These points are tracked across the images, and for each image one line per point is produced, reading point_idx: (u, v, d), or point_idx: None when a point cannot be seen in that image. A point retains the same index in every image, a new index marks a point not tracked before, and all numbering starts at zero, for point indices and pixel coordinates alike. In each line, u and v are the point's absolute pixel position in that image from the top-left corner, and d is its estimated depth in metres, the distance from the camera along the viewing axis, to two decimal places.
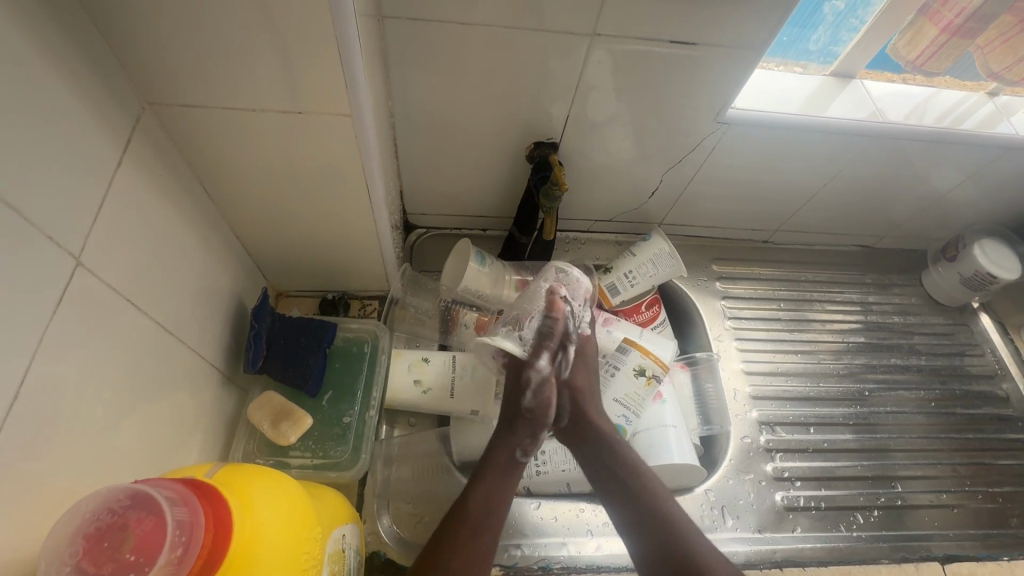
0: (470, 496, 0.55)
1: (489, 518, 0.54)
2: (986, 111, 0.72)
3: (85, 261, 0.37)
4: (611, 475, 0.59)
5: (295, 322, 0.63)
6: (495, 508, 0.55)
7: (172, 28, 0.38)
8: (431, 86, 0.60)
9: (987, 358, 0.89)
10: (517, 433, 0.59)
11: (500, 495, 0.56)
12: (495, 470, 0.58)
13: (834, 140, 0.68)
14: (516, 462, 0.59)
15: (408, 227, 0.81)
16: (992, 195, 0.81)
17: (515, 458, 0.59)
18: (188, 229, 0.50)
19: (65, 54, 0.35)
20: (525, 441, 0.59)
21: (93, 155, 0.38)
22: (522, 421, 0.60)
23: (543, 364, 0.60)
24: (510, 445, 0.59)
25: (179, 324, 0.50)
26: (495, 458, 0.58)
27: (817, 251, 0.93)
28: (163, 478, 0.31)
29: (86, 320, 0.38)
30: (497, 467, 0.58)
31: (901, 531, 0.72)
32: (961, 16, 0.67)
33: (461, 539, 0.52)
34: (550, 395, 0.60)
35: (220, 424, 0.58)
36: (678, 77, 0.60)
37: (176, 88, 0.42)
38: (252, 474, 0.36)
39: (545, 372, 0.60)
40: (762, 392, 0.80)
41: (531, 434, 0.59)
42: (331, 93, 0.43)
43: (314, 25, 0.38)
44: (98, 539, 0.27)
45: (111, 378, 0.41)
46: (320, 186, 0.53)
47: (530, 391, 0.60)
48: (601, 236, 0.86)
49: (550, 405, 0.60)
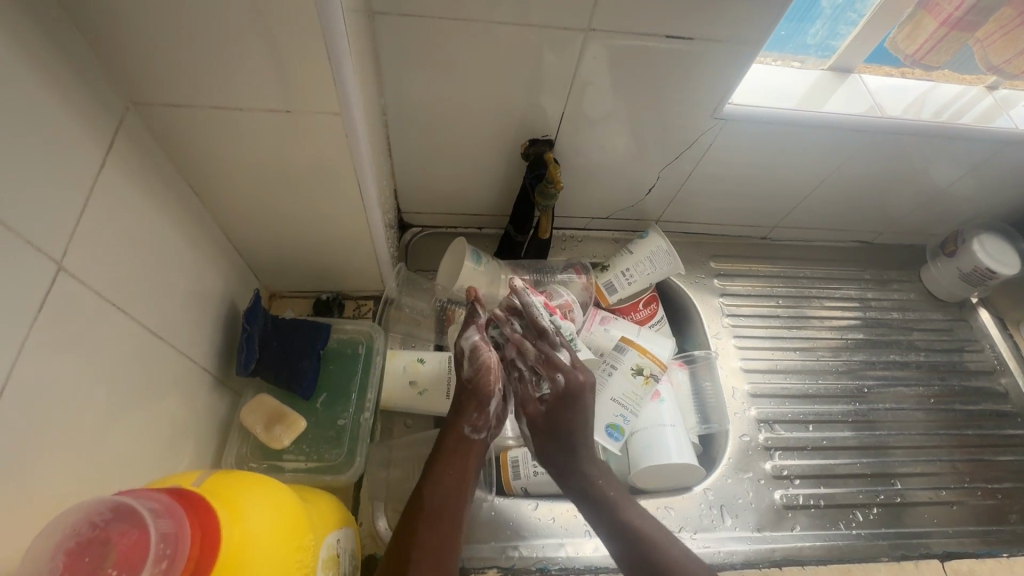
0: (431, 484, 0.53)
1: (448, 503, 0.53)
2: (985, 105, 0.71)
3: (68, 265, 0.36)
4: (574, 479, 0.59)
5: (289, 323, 0.62)
6: (451, 489, 0.54)
7: (154, 26, 0.37)
8: (424, 84, 0.59)
9: (986, 354, 0.88)
10: (464, 409, 0.58)
11: (457, 479, 0.55)
12: (445, 450, 0.56)
13: (833, 135, 0.68)
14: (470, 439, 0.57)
15: (403, 226, 0.80)
16: (991, 190, 0.80)
17: (464, 434, 0.57)
18: (176, 232, 0.49)
19: (44, 52, 0.34)
20: (468, 413, 0.58)
21: (75, 157, 0.37)
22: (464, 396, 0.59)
23: (473, 333, 0.60)
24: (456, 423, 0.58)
25: (168, 328, 0.49)
26: (447, 439, 0.57)
27: (815, 248, 0.92)
28: (147, 490, 0.30)
29: (71, 326, 0.37)
30: (452, 448, 0.56)
31: (900, 529, 0.72)
32: (961, 9, 0.66)
33: (423, 533, 0.50)
34: (484, 358, 0.58)
35: (212, 428, 0.57)
36: (675, 73, 0.59)
37: (160, 87, 0.41)
38: (241, 481, 0.36)
39: (474, 339, 0.60)
40: (760, 389, 0.80)
41: (474, 404, 0.57)
42: (321, 91, 0.42)
43: (300, 21, 0.37)
44: (78, 554, 0.26)
45: (98, 384, 0.40)
46: (310, 185, 0.52)
47: (465, 359, 0.59)
48: (599, 234, 0.85)
49: (488, 367, 0.58)
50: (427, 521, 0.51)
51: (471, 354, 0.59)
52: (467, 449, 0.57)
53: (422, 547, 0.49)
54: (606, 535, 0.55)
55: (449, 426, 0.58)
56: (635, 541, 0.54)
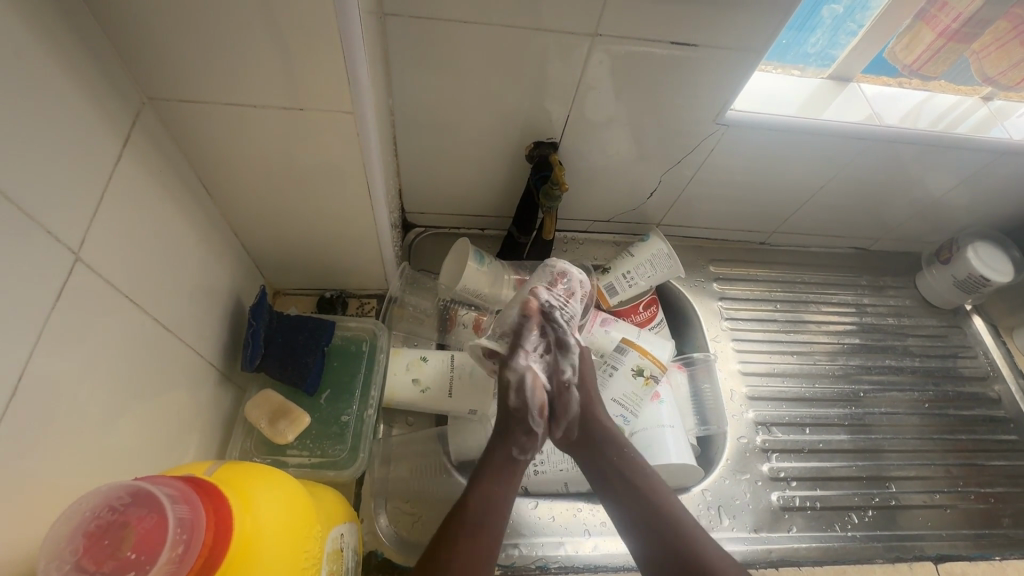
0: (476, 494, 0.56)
1: (488, 516, 0.54)
2: (980, 115, 0.73)
3: (83, 256, 0.37)
4: (603, 470, 0.60)
5: (294, 319, 0.63)
6: (495, 500, 0.56)
7: (173, 22, 0.37)
8: (432, 85, 0.60)
9: (980, 361, 0.89)
10: (511, 434, 0.60)
11: (499, 491, 0.57)
12: (494, 466, 0.58)
13: (832, 142, 0.69)
14: (515, 461, 0.59)
15: (407, 226, 0.81)
16: (986, 199, 0.81)
17: (512, 456, 0.59)
18: (186, 226, 0.49)
19: (67, 47, 0.35)
20: (518, 438, 0.60)
21: (93, 149, 0.37)
22: (511, 422, 0.60)
23: (520, 361, 0.61)
24: (506, 446, 0.59)
25: (177, 321, 0.49)
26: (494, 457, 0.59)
27: (813, 253, 0.93)
28: (163, 477, 0.31)
29: (84, 315, 0.37)
30: (494, 464, 0.59)
31: (894, 531, 0.73)
32: (958, 21, 0.67)
33: (465, 542, 0.52)
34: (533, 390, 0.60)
35: (216, 424, 0.57)
36: (679, 78, 0.60)
37: (176, 83, 0.42)
38: (251, 471, 0.36)
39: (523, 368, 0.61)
40: (758, 392, 0.81)
41: (521, 429, 0.60)
42: (334, 91, 0.43)
43: (319, 22, 0.38)
44: (97, 536, 0.27)
45: (111, 373, 0.41)
46: (319, 183, 0.53)
47: (512, 390, 0.60)
48: (600, 236, 0.86)
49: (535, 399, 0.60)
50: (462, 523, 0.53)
51: (519, 385, 0.60)
52: (513, 470, 0.59)
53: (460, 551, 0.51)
54: (635, 538, 0.56)
55: (497, 448, 0.59)
56: (667, 538, 0.54)
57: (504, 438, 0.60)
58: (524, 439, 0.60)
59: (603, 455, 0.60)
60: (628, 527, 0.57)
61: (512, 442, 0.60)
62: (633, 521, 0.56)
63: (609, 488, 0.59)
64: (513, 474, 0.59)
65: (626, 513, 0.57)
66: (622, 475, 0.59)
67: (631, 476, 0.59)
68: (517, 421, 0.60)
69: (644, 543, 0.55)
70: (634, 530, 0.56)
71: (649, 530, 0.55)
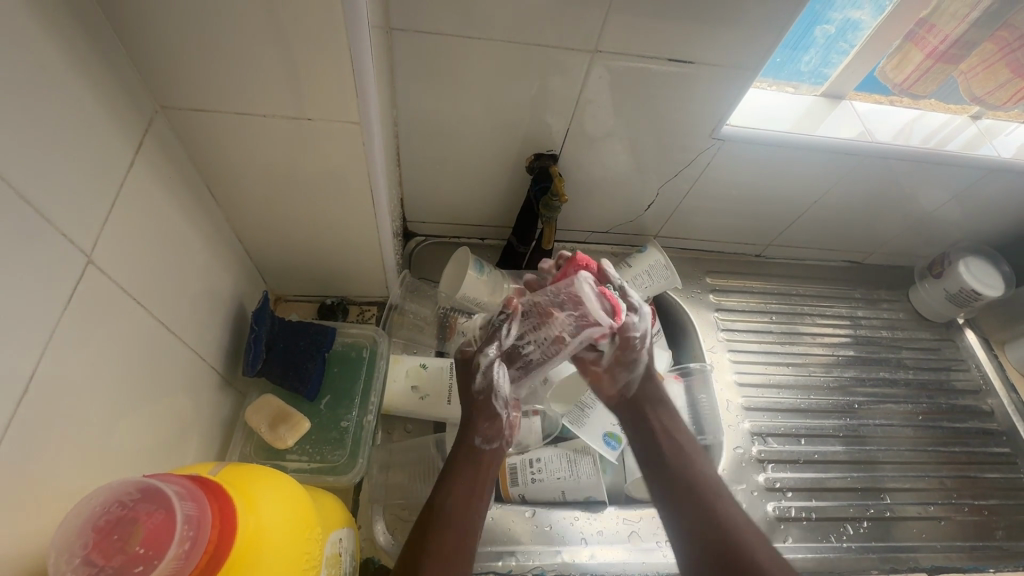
0: (441, 495, 0.54)
1: (457, 516, 0.53)
2: (969, 133, 0.75)
3: (95, 259, 0.38)
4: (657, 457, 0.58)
5: (296, 325, 0.63)
6: (461, 502, 0.54)
7: (186, 33, 0.39)
8: (435, 98, 0.61)
9: (972, 373, 0.90)
10: (472, 422, 0.59)
11: (465, 489, 0.55)
12: (459, 462, 0.57)
13: (826, 157, 0.70)
14: (479, 451, 0.58)
15: (408, 235, 0.82)
16: (976, 215, 0.83)
17: (475, 446, 0.58)
18: (193, 231, 0.50)
19: (84, 56, 0.36)
20: (479, 426, 0.58)
21: (108, 155, 0.38)
22: (474, 409, 0.59)
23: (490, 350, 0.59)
24: (467, 435, 0.58)
25: (181, 325, 0.50)
26: (457, 450, 0.58)
27: (807, 266, 0.95)
28: (172, 474, 0.31)
29: (93, 316, 0.38)
30: (459, 457, 0.57)
31: (889, 542, 0.73)
32: (945, 43, 0.70)
33: (432, 545, 0.51)
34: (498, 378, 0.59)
35: (216, 428, 0.58)
36: (676, 94, 0.62)
37: (187, 92, 0.43)
38: (254, 473, 0.37)
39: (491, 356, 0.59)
40: (754, 403, 0.81)
41: (482, 417, 0.58)
42: (341, 101, 0.44)
43: (328, 34, 0.39)
44: (107, 531, 0.27)
45: (116, 375, 0.41)
46: (324, 191, 0.54)
47: (477, 373, 0.59)
48: (598, 247, 0.87)
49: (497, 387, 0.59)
50: (436, 526, 0.52)
51: (485, 372, 0.59)
52: (477, 460, 0.58)
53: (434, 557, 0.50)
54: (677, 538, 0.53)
55: (462, 440, 0.58)
56: (716, 534, 0.51)
57: (465, 427, 0.59)
58: (485, 428, 0.59)
59: (674, 458, 0.58)
60: (677, 532, 0.53)
61: (475, 430, 0.59)
62: (686, 523, 0.53)
63: (666, 492, 0.56)
64: (479, 465, 0.58)
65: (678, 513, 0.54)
66: (682, 475, 0.56)
67: (686, 468, 0.57)
68: (481, 405, 0.59)
69: (692, 547, 0.51)
70: (684, 536, 0.52)
71: (699, 532, 0.51)
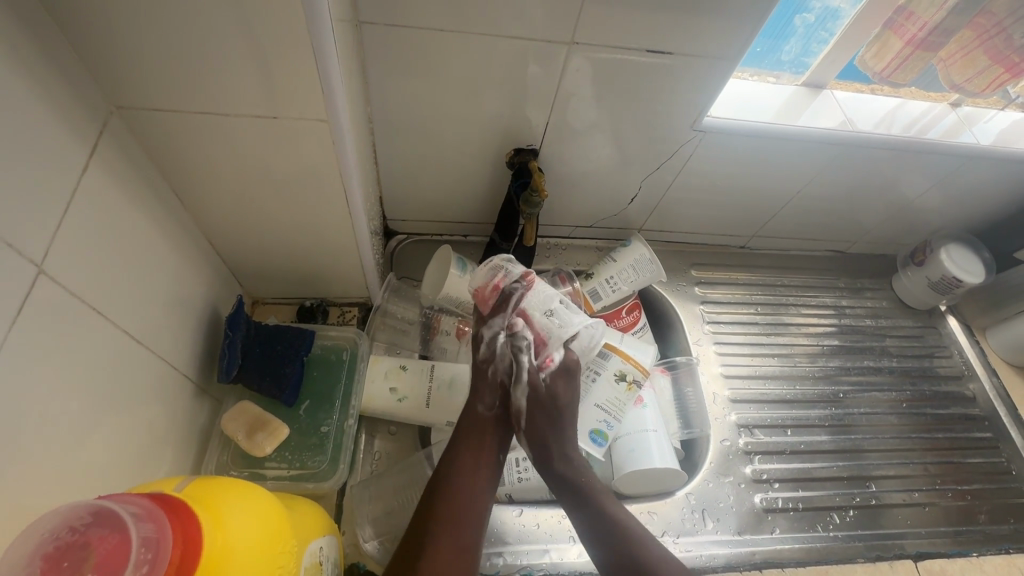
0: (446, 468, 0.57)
1: (460, 488, 0.56)
2: (950, 120, 0.74)
3: (47, 269, 0.36)
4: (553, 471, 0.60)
5: (272, 329, 0.62)
6: (466, 471, 0.57)
7: (138, 29, 0.37)
8: (410, 93, 0.60)
9: (955, 360, 0.91)
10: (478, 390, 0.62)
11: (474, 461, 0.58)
12: (464, 433, 0.60)
13: (807, 147, 0.70)
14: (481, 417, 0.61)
15: (388, 233, 0.81)
16: (956, 202, 0.84)
17: (479, 414, 0.61)
18: (158, 235, 0.49)
19: (28, 54, 0.34)
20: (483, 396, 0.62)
21: (58, 159, 0.37)
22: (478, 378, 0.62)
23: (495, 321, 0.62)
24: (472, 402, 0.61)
25: (149, 333, 0.48)
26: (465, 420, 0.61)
27: (792, 256, 0.95)
28: (128, 495, 0.31)
29: (48, 328, 0.36)
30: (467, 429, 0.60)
31: (875, 530, 0.74)
32: (924, 30, 0.69)
33: (441, 509, 0.54)
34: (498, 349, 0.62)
35: (192, 437, 0.56)
36: (655, 85, 0.61)
37: (144, 91, 0.41)
38: (223, 486, 0.36)
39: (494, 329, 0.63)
40: (740, 395, 0.81)
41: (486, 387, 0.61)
42: (307, 99, 0.43)
43: (288, 27, 0.38)
44: (56, 559, 0.26)
45: (79, 389, 0.40)
46: (296, 191, 0.52)
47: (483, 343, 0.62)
48: (583, 242, 0.86)
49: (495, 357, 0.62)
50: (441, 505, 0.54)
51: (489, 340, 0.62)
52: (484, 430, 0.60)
53: (440, 529, 0.52)
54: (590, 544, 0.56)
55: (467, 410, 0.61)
56: (616, 541, 0.55)
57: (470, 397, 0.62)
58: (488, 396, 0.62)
59: (566, 469, 0.60)
60: (583, 536, 0.57)
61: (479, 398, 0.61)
62: (591, 531, 0.56)
63: (571, 503, 0.58)
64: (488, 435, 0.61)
65: (583, 521, 0.57)
66: (573, 484, 0.59)
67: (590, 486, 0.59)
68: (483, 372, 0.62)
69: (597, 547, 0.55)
70: (589, 539, 0.56)
71: (600, 536, 0.56)
